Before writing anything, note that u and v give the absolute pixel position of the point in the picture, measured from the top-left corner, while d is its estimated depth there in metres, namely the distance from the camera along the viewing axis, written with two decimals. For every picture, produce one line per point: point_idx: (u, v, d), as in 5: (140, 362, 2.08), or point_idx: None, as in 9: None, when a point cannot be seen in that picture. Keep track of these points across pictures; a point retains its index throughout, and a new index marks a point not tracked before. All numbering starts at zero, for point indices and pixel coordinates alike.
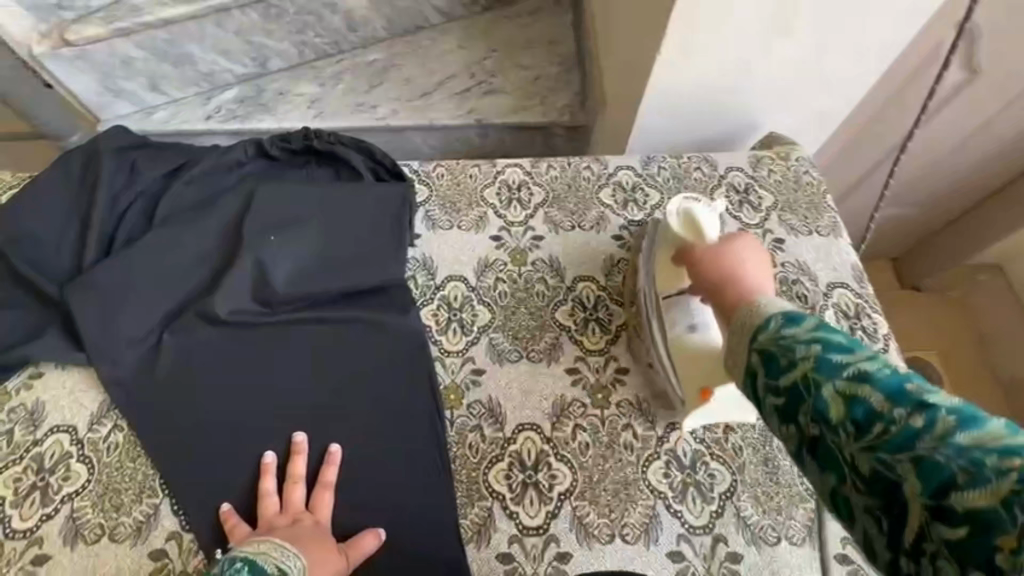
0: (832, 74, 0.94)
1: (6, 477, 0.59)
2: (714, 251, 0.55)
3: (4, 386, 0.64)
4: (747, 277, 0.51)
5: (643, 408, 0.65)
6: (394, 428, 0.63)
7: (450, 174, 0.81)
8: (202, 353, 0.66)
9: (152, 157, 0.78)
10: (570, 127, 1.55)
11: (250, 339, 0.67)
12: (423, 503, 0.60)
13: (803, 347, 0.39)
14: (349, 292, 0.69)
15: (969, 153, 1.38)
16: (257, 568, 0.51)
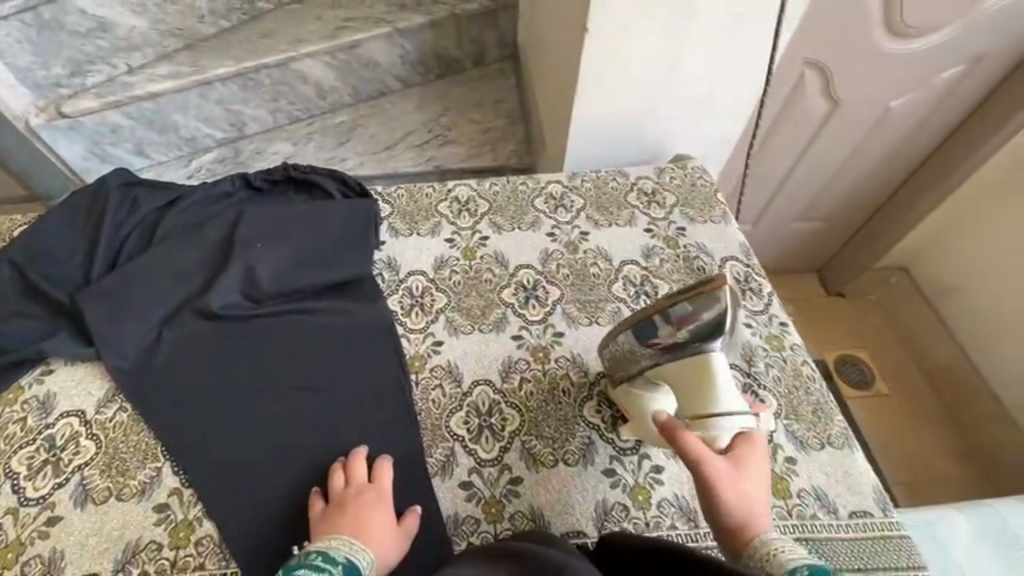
0: (717, 105, 1.16)
1: (20, 457, 0.67)
2: (729, 472, 0.55)
3: (18, 382, 0.73)
4: (756, 511, 0.54)
5: (578, 362, 0.78)
6: (366, 393, 0.74)
7: (409, 194, 0.98)
8: (197, 344, 0.76)
9: (152, 191, 0.92)
10: (518, 168, 1.78)
11: (239, 329, 0.78)
12: (393, 449, 0.69)
13: None
14: (325, 286, 0.82)
15: (850, 169, 1.63)
16: (330, 555, 0.53)
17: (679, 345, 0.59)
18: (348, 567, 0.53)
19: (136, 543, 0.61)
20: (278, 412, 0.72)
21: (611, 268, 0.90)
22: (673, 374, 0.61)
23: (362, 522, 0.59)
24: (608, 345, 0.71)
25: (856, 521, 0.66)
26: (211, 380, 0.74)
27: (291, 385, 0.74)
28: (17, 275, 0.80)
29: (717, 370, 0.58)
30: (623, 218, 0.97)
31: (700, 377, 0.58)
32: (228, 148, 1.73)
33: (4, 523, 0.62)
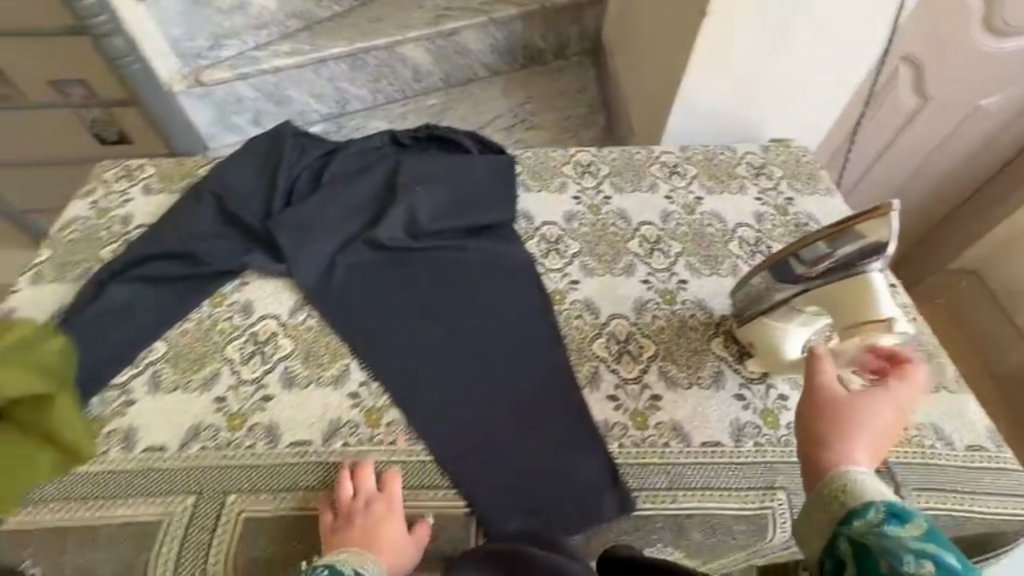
0: (817, 91, 1.23)
1: (234, 347, 0.79)
2: (839, 399, 0.52)
3: (221, 289, 0.85)
4: (859, 448, 0.49)
5: (702, 304, 0.87)
6: (519, 319, 0.83)
7: (536, 156, 1.08)
8: (369, 268, 0.87)
9: (315, 141, 1.04)
10: None
11: (404, 258, 0.88)
12: (547, 365, 0.78)
13: (913, 561, 0.37)
14: (475, 228, 0.92)
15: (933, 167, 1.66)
16: (337, 570, 0.58)
17: (837, 267, 0.64)
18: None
19: (338, 420, 0.72)
20: (445, 329, 0.82)
21: (726, 230, 0.97)
22: (828, 296, 0.66)
23: (371, 533, 0.62)
24: (744, 286, 0.78)
25: (972, 452, 0.72)
26: (385, 300, 0.84)
27: (453, 308, 0.84)
28: (215, 203, 0.92)
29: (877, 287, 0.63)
30: (734, 187, 1.05)
31: (857, 293, 0.64)
32: (331, 123, 1.86)
33: (228, 396, 0.74)
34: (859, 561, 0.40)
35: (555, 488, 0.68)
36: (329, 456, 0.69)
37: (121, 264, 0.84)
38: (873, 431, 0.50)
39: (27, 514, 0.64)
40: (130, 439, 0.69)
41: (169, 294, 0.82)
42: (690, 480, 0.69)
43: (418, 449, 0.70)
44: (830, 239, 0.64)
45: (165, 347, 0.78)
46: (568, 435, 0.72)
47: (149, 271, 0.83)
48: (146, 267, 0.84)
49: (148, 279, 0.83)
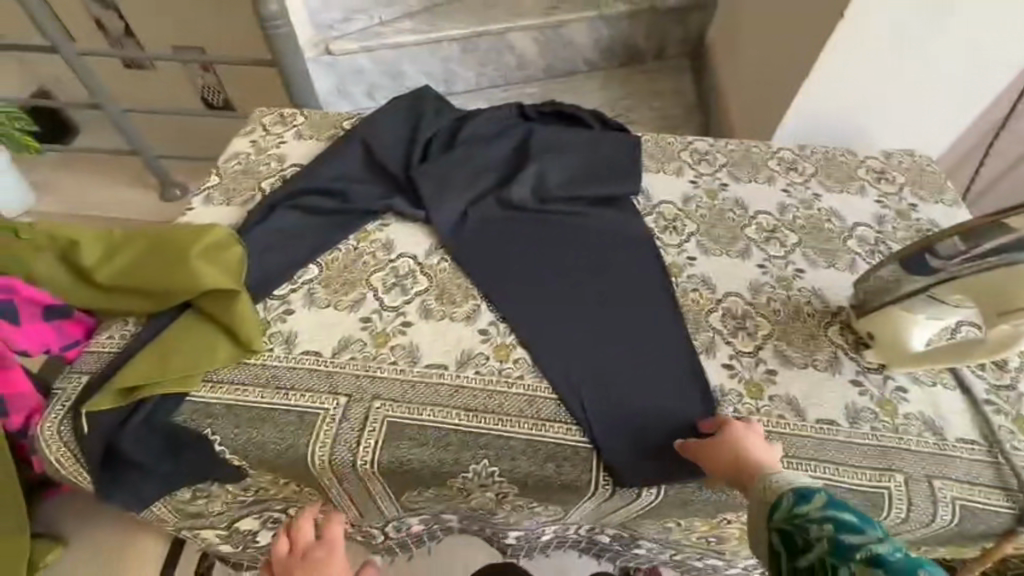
0: (945, 103, 1.19)
1: (377, 278, 0.87)
2: (724, 429, 0.68)
3: (366, 227, 0.93)
4: (761, 456, 0.65)
5: (819, 294, 0.88)
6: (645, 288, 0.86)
7: (655, 139, 1.11)
8: (499, 222, 0.92)
9: (450, 105, 1.11)
10: None
11: (532, 217, 0.93)
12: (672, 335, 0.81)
13: (816, 527, 0.50)
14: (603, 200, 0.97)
15: None
16: None
17: (989, 257, 0.63)
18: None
19: (470, 351, 0.78)
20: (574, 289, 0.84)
21: (845, 227, 0.98)
22: (972, 286, 0.65)
23: None
24: (868, 277, 0.78)
25: None
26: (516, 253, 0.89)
27: (581, 268, 0.87)
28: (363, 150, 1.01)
29: None
30: (854, 188, 1.04)
31: (1006, 284, 0.63)
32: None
33: (372, 318, 0.82)
34: (788, 542, 0.52)
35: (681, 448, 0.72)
36: (463, 380, 0.75)
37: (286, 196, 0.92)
38: (763, 461, 0.64)
39: (206, 392, 0.73)
40: (290, 342, 0.78)
41: (325, 226, 0.91)
42: (803, 450, 0.72)
43: (542, 387, 0.75)
44: (986, 228, 0.63)
45: (319, 270, 0.87)
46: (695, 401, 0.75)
47: (309, 204, 0.92)
48: (306, 201, 0.92)
49: (308, 211, 0.92)
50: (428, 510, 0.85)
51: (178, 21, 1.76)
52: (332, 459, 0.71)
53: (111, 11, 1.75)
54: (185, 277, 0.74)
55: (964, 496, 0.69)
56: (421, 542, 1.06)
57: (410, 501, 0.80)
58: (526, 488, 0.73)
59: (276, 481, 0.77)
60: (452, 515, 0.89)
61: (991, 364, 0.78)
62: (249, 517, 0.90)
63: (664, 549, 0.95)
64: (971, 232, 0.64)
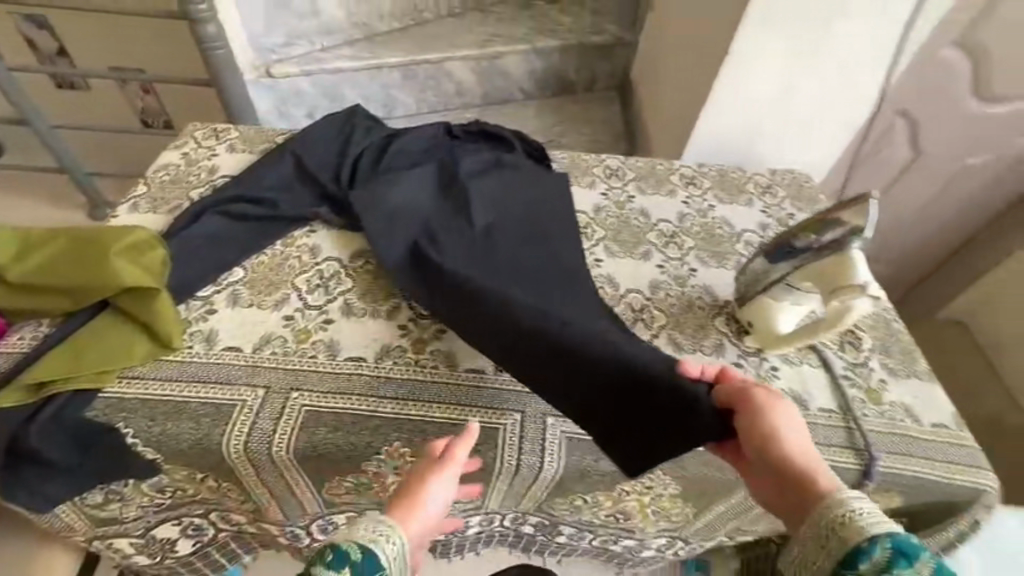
0: (821, 132, 1.37)
1: (302, 279, 0.91)
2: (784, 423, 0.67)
3: (294, 233, 0.97)
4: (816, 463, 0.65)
5: (709, 290, 0.99)
6: (584, 301, 0.87)
7: (571, 157, 1.22)
8: (442, 241, 0.92)
9: (379, 121, 1.17)
10: None
11: (474, 233, 0.93)
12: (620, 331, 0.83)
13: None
14: (550, 208, 0.99)
15: (934, 213, 1.78)
16: (371, 554, 0.61)
17: (827, 247, 0.75)
18: (365, 563, 0.61)
19: (388, 344, 0.83)
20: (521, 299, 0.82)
21: (734, 233, 1.11)
22: (817, 272, 0.77)
23: (422, 503, 0.68)
24: (744, 269, 0.89)
25: (936, 428, 0.82)
26: (455, 255, 0.89)
27: (522, 273, 0.89)
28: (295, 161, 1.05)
29: (857, 264, 0.74)
30: (742, 200, 1.18)
31: (841, 268, 0.74)
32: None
33: (295, 316, 0.85)
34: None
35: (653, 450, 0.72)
36: (379, 370, 0.80)
37: (216, 204, 0.95)
38: (792, 441, 0.66)
39: (120, 387, 0.74)
40: (211, 339, 0.80)
41: (252, 232, 0.94)
42: None
43: (454, 376, 0.80)
44: (821, 222, 0.76)
45: (244, 273, 0.90)
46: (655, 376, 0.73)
47: (237, 211, 0.95)
48: (234, 208, 0.95)
49: (235, 217, 0.95)
50: (352, 505, 0.87)
51: (113, 40, 1.77)
52: (247, 448, 0.73)
53: (46, 29, 1.74)
54: (104, 274, 0.76)
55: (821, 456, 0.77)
56: None
57: (330, 493, 0.83)
58: None
59: (193, 477, 0.77)
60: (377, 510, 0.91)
61: (848, 346, 0.90)
62: (167, 524, 0.89)
63: (584, 535, 1.01)
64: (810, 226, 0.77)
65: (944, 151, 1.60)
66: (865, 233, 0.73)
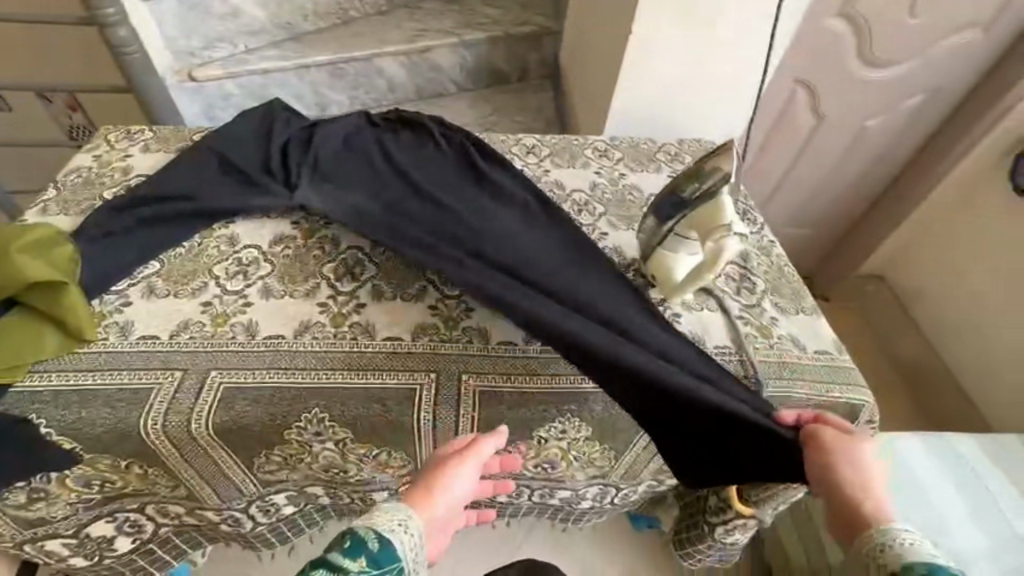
0: (726, 105, 1.45)
1: (220, 267, 0.92)
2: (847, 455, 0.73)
3: (211, 227, 0.98)
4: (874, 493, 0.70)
5: (619, 250, 1.05)
6: (533, 255, 0.93)
7: (490, 138, 1.27)
8: (387, 213, 0.98)
9: (298, 114, 1.19)
10: None
11: (419, 207, 1.00)
12: (651, 323, 0.84)
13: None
14: (511, 193, 1.06)
15: (845, 174, 1.91)
16: (387, 543, 0.62)
17: (703, 194, 0.83)
18: (381, 551, 0.61)
19: (307, 321, 0.86)
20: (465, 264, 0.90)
21: (643, 198, 1.18)
22: (696, 219, 0.84)
23: (445, 491, 0.70)
24: (643, 228, 0.96)
25: (818, 354, 0.91)
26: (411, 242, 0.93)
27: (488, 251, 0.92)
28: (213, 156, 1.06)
29: (724, 203, 0.82)
30: (652, 168, 1.26)
31: (713, 210, 0.82)
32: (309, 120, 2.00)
33: (213, 302, 0.87)
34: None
35: (695, 444, 0.84)
36: (297, 345, 0.83)
37: (127, 207, 0.95)
38: (848, 472, 0.72)
39: (32, 382, 0.75)
40: (126, 330, 0.81)
41: (161, 229, 0.94)
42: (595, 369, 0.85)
43: (371, 345, 0.84)
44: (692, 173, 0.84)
45: (160, 265, 0.91)
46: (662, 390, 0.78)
47: (144, 211, 0.94)
48: (142, 209, 0.94)
49: (139, 216, 0.93)
50: (287, 482, 0.90)
51: None
52: (167, 429, 0.75)
53: None
54: (8, 271, 0.76)
55: None
56: (297, 531, 1.08)
57: (262, 471, 0.85)
58: (362, 433, 0.81)
59: (117, 466, 0.79)
60: (317, 487, 0.94)
61: (744, 290, 0.98)
62: (101, 522, 0.90)
63: (522, 493, 1.06)
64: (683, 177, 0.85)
65: (841, 117, 1.73)
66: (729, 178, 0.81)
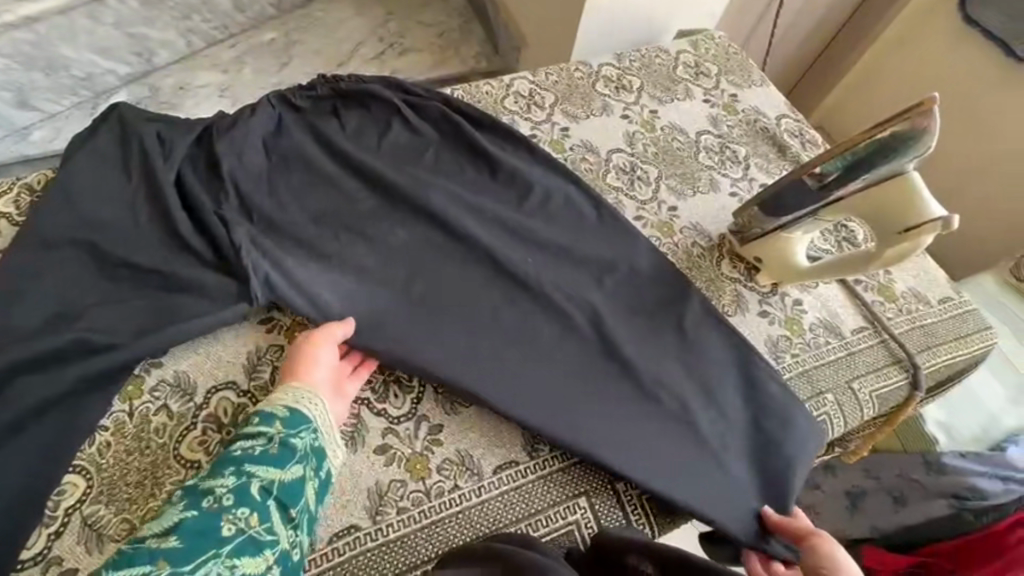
0: None
1: (190, 444, 0.57)
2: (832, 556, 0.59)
3: (134, 378, 0.59)
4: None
5: (698, 228, 0.83)
6: (589, 299, 0.72)
7: (469, 94, 0.90)
8: (411, 283, 0.69)
9: (177, 127, 0.74)
10: (487, 74, 1.42)
11: (435, 258, 0.71)
12: (730, 363, 0.71)
13: None
14: (542, 198, 0.80)
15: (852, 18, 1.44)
16: (296, 415, 0.56)
17: (883, 172, 0.63)
18: (292, 419, 0.55)
19: (378, 487, 0.59)
20: (535, 336, 0.69)
21: (691, 140, 0.92)
22: (868, 203, 0.65)
23: (308, 368, 0.60)
24: (746, 208, 0.77)
25: (943, 304, 0.82)
26: (455, 332, 0.67)
27: (560, 329, 0.70)
28: (80, 254, 0.63)
29: (918, 187, 0.63)
30: (681, 92, 0.98)
31: (902, 195, 0.64)
32: (141, 85, 1.19)
33: None
34: None
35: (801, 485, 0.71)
36: (386, 534, 0.57)
37: None
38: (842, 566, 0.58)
39: None
40: None
41: (50, 431, 0.54)
42: (735, 411, 0.69)
43: (487, 485, 0.61)
44: (862, 143, 0.63)
45: (84, 479, 0.54)
46: (783, 481, 0.67)
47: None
48: None
49: None
50: None
51: None
52: None
53: None
54: None
55: (875, 386, 0.74)
56: None
57: None
58: None
59: None
60: None
61: (848, 242, 0.83)
62: None
63: None
64: (845, 152, 0.64)
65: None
66: (925, 145, 0.61)
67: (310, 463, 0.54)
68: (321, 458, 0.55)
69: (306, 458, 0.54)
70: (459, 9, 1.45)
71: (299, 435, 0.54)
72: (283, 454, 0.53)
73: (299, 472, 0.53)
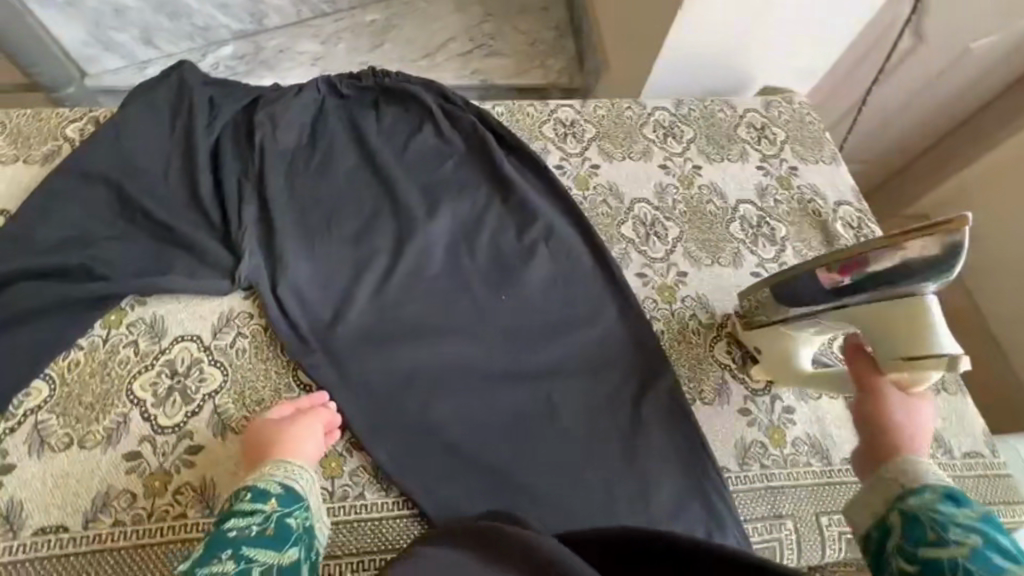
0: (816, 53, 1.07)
1: (143, 382, 0.62)
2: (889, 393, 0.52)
3: (117, 309, 0.66)
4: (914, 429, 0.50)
5: (703, 302, 0.77)
6: (551, 355, 0.71)
7: (510, 112, 0.89)
8: (386, 291, 0.72)
9: (229, 92, 0.80)
10: (565, 91, 1.41)
11: (414, 274, 0.73)
12: (680, 460, 0.66)
13: (958, 533, 0.40)
14: (544, 234, 0.78)
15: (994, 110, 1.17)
16: (286, 495, 0.53)
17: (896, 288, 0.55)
18: (286, 496, 0.53)
19: None
20: (484, 375, 0.68)
21: (728, 206, 0.86)
22: (872, 318, 0.57)
23: (291, 444, 0.57)
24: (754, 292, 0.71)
25: (967, 461, 0.70)
26: (406, 349, 0.68)
27: (510, 373, 0.69)
28: (112, 189, 0.70)
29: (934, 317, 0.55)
30: (735, 153, 0.91)
31: (912, 320, 0.55)
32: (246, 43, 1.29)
33: (142, 451, 0.59)
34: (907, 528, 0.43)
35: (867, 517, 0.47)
36: None
37: None
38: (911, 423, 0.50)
39: None
40: (13, 520, 0.55)
41: (32, 334, 0.62)
42: (668, 511, 0.63)
43: (393, 504, 0.61)
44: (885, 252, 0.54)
45: (48, 388, 0.61)
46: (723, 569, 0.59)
47: (3, 308, 0.62)
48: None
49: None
50: None
51: None
52: None
53: None
54: None
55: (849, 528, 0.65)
56: None
57: None
58: None
59: None
60: None
61: None
62: None
63: None
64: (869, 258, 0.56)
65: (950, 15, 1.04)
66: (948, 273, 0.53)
67: (305, 544, 0.51)
68: (313, 539, 0.52)
69: (303, 538, 0.51)
70: (557, 21, 1.44)
71: (294, 514, 0.52)
72: (280, 535, 0.50)
73: (297, 556, 0.49)
